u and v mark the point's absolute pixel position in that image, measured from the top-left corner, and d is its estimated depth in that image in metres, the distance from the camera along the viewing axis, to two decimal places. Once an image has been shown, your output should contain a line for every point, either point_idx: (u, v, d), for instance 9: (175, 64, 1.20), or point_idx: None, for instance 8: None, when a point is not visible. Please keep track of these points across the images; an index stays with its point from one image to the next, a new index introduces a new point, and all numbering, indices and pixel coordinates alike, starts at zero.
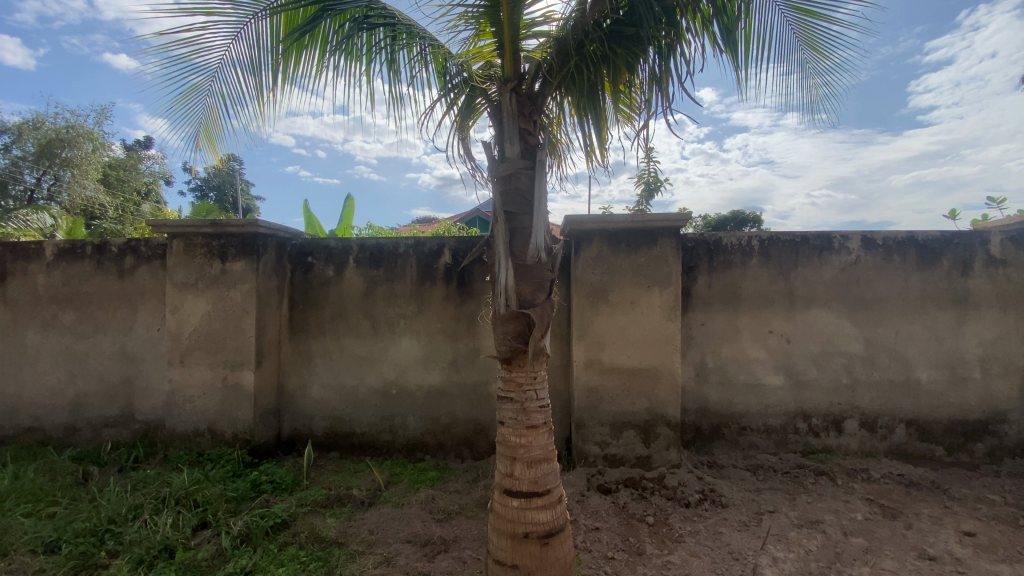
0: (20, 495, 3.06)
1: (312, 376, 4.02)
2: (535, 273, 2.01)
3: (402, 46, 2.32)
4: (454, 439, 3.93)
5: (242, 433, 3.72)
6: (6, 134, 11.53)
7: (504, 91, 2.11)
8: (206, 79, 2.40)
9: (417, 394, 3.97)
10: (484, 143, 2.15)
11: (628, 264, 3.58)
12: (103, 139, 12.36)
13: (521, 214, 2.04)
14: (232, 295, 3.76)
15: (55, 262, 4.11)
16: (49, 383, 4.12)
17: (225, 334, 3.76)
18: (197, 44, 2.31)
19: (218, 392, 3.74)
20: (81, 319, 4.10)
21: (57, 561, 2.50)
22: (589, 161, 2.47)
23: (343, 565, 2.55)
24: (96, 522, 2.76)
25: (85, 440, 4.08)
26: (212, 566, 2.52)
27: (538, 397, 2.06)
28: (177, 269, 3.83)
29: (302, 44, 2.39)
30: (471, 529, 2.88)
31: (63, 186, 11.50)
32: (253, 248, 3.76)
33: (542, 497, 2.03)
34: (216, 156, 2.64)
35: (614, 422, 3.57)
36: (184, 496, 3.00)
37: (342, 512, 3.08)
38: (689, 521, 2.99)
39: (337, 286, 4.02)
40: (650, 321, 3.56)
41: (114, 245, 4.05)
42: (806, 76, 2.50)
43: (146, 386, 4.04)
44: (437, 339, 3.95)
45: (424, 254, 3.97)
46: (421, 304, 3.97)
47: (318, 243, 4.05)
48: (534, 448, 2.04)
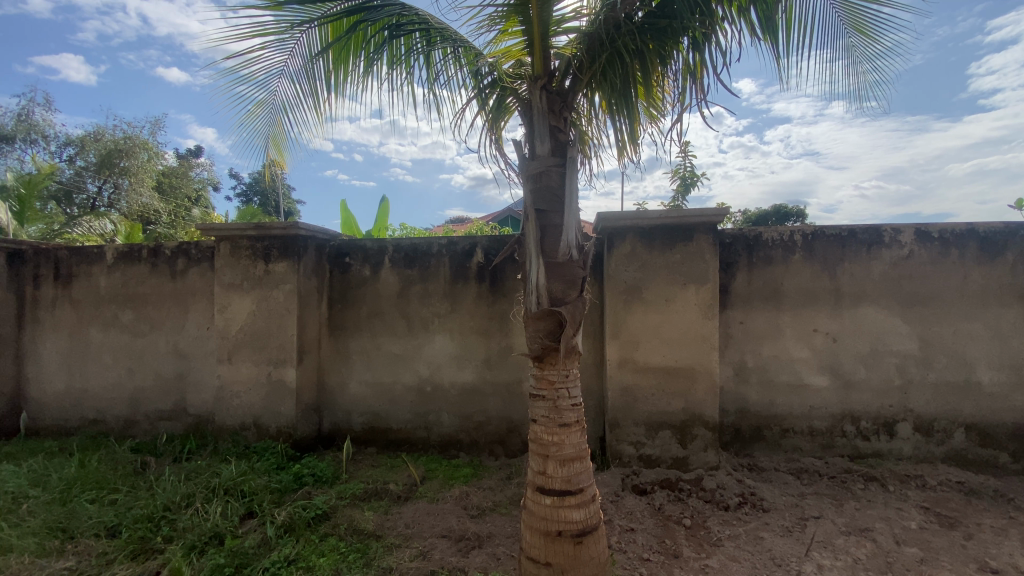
0: (85, 482, 3.27)
1: (351, 373, 4.14)
2: (566, 271, 1.99)
3: (436, 50, 2.35)
4: (487, 436, 3.97)
5: (285, 427, 3.87)
6: (70, 146, 12.40)
7: (534, 89, 2.09)
8: (266, 94, 2.54)
9: (451, 392, 4.02)
10: (515, 142, 2.15)
11: (662, 261, 3.51)
12: (156, 148, 13.12)
13: (551, 212, 2.02)
14: (275, 295, 3.92)
15: (115, 265, 4.38)
16: (111, 378, 4.40)
17: (269, 332, 3.91)
18: (256, 63, 2.43)
19: (263, 387, 3.91)
20: (138, 318, 4.36)
21: (119, 543, 2.67)
22: (619, 158, 2.47)
23: (380, 557, 2.62)
24: (153, 509, 2.92)
25: (142, 432, 4.34)
26: (258, 553, 2.63)
27: (570, 395, 2.04)
28: (224, 270, 4.02)
29: (349, 53, 2.46)
30: (504, 526, 2.90)
31: (121, 195, 12.27)
32: (294, 249, 3.91)
33: (575, 496, 2.01)
34: (284, 162, 2.82)
35: (649, 422, 3.52)
36: (232, 486, 3.15)
37: (379, 505, 3.16)
38: (728, 525, 2.91)
39: (373, 285, 4.12)
40: (686, 319, 3.49)
41: (167, 248, 4.29)
42: (854, 62, 2.38)
43: (196, 381, 4.26)
44: (470, 338, 3.99)
45: (457, 254, 4.01)
46: (454, 303, 4.02)
47: (355, 244, 4.17)
48: (566, 446, 2.02)
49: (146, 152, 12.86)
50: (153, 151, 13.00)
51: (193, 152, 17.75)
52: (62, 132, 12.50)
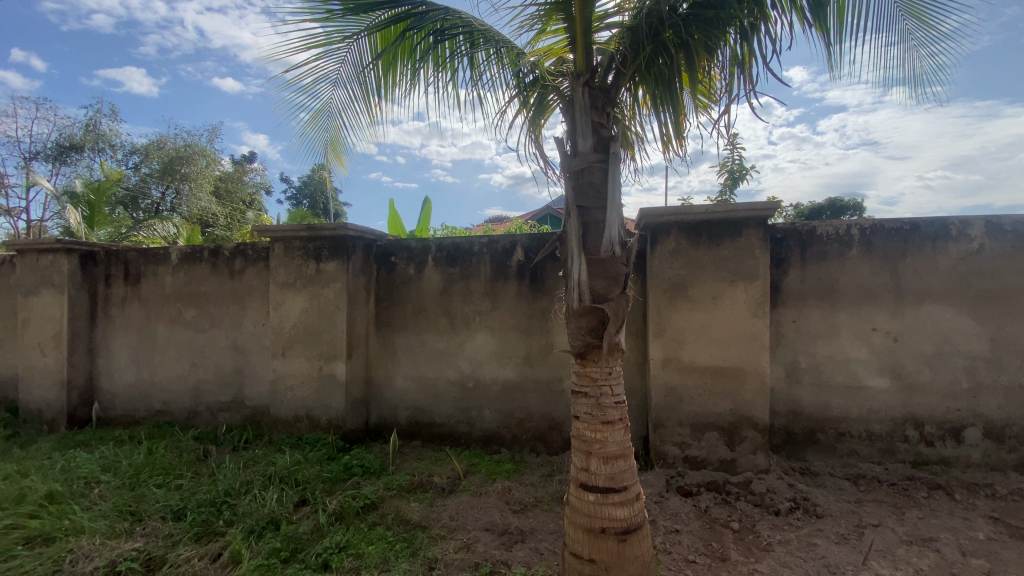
0: (153, 468, 3.51)
1: (396, 368, 4.26)
2: (609, 268, 1.95)
3: (480, 51, 2.37)
4: (528, 433, 3.99)
5: (335, 419, 4.04)
6: (136, 155, 13.29)
7: (576, 86, 2.05)
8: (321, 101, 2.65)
9: (492, 388, 4.06)
10: (556, 139, 2.13)
11: (709, 257, 3.42)
12: (213, 155, 13.90)
13: (594, 209, 1.99)
14: (326, 293, 4.08)
15: (179, 265, 4.68)
16: (176, 371, 4.70)
17: (320, 328, 4.09)
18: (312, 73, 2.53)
19: (314, 381, 4.08)
20: (200, 315, 4.64)
21: (185, 526, 2.82)
22: (665, 152, 2.44)
23: (426, 547, 2.69)
24: (215, 495, 3.10)
25: (204, 422, 4.61)
26: (312, 539, 2.75)
27: (614, 393, 2.01)
28: (279, 270, 4.22)
29: (398, 59, 2.53)
30: (547, 522, 2.92)
31: (182, 199, 13.09)
32: (343, 249, 4.06)
33: (619, 494, 1.99)
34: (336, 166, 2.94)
35: (695, 422, 3.44)
36: (287, 475, 3.31)
37: (424, 497, 3.25)
38: (779, 530, 2.82)
39: (417, 284, 4.22)
40: (734, 317, 3.39)
41: (226, 249, 4.54)
42: (910, 48, 2.24)
43: (253, 375, 4.50)
44: (511, 335, 4.03)
45: (498, 252, 4.05)
46: (496, 300, 4.06)
47: (399, 244, 4.28)
48: (610, 443, 2.00)
49: (204, 158, 13.64)
50: (210, 158, 13.78)
51: (247, 158, 18.71)
52: (129, 142, 13.44)
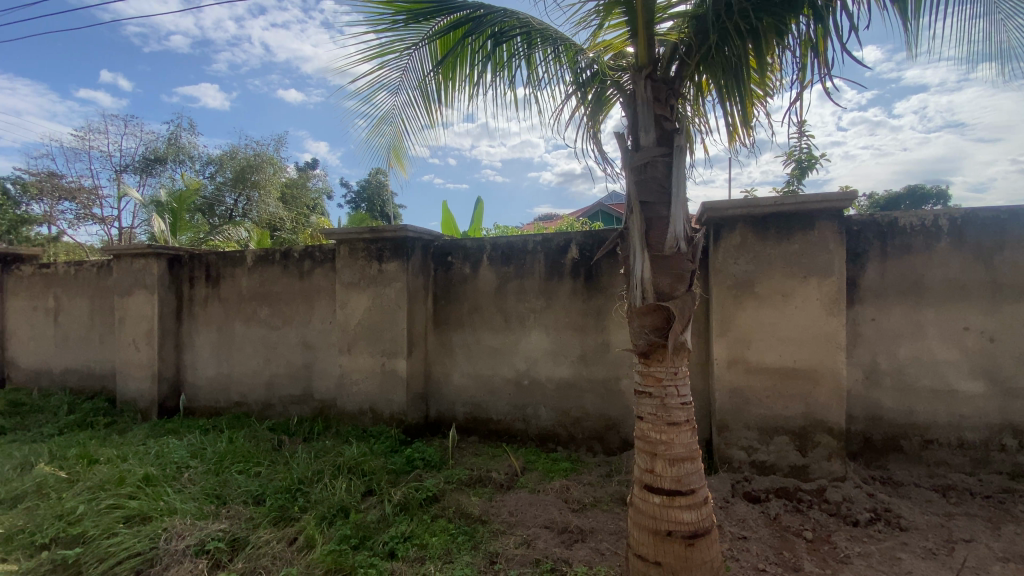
0: (234, 455, 3.77)
1: (454, 365, 4.35)
2: (674, 264, 1.90)
3: (538, 51, 2.40)
4: (585, 432, 3.96)
5: (397, 414, 4.19)
6: (212, 165, 14.34)
7: (638, 80, 2.01)
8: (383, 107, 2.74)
9: (548, 386, 4.06)
10: (617, 135, 2.08)
11: (777, 253, 3.26)
12: (280, 163, 14.76)
13: (657, 204, 1.93)
14: (387, 293, 4.23)
15: (254, 267, 5.00)
16: (252, 366, 5.03)
17: (382, 326, 4.25)
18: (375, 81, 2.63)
19: (378, 376, 4.25)
20: (273, 314, 4.94)
21: (264, 510, 3.01)
22: (731, 141, 2.39)
23: (487, 541, 2.74)
24: (289, 482, 3.30)
25: (277, 413, 4.92)
26: (379, 528, 2.87)
27: (680, 394, 1.95)
28: (344, 270, 4.42)
29: (458, 64, 2.56)
30: (607, 522, 2.89)
31: (253, 205, 14.00)
32: (403, 250, 4.20)
33: (686, 497, 1.94)
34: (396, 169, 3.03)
35: (763, 425, 3.29)
36: (354, 466, 3.46)
37: (484, 492, 3.31)
38: (857, 541, 2.64)
39: (473, 282, 4.29)
40: (806, 315, 3.21)
41: (295, 251, 4.81)
42: (996, 22, 2.04)
43: (321, 370, 4.74)
44: (566, 333, 4.01)
45: (552, 250, 4.04)
46: (551, 298, 4.05)
47: (456, 244, 4.37)
48: (676, 445, 1.95)
49: (271, 166, 14.50)
50: (277, 166, 14.63)
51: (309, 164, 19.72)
52: (206, 154, 14.52)
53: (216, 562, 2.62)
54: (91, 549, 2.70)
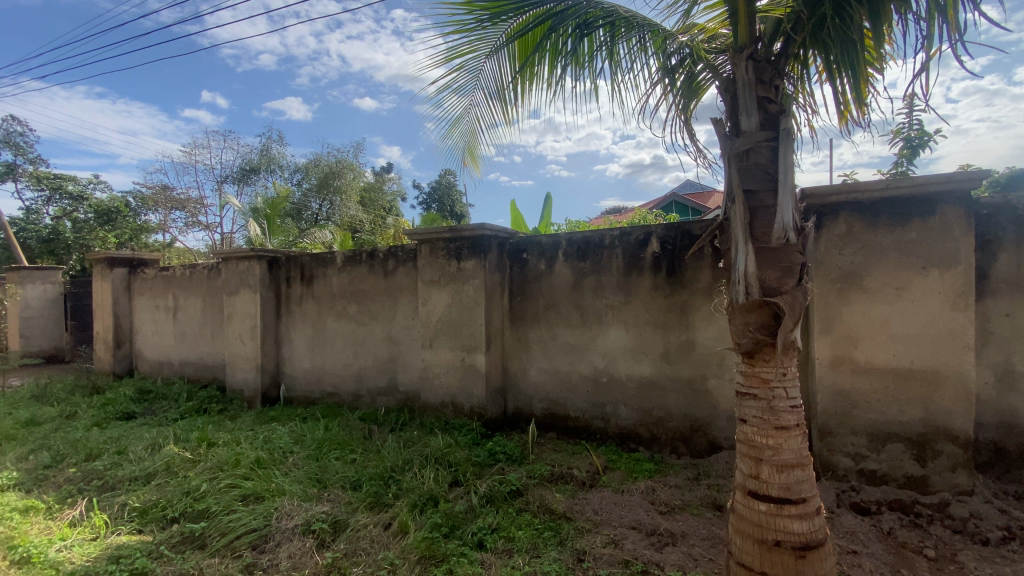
0: (332, 443, 4.04)
1: (531, 361, 4.37)
2: (781, 257, 1.78)
3: (621, 41, 2.34)
4: (668, 433, 3.83)
5: (477, 408, 4.29)
6: (299, 173, 15.44)
7: (738, 61, 1.88)
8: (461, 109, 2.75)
9: (628, 384, 3.97)
10: (715, 120, 1.97)
11: (889, 242, 2.95)
12: (359, 168, 15.60)
13: (762, 193, 1.82)
14: (466, 289, 4.33)
15: (342, 267, 5.32)
16: (342, 359, 5.36)
17: (462, 322, 4.36)
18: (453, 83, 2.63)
19: (458, 371, 4.38)
20: (360, 310, 5.22)
21: (360, 495, 3.19)
22: (841, 120, 2.28)
23: (573, 538, 2.73)
24: (382, 470, 3.47)
25: (365, 404, 5.21)
26: (467, 518, 2.95)
27: (788, 396, 1.83)
28: (425, 268, 4.58)
29: (537, 64, 2.50)
30: (698, 527, 2.78)
31: (335, 209, 14.95)
32: (481, 248, 4.27)
33: (796, 506, 1.81)
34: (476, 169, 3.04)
35: (872, 431, 3.01)
36: (441, 457, 3.59)
37: (566, 489, 3.30)
38: (991, 564, 2.35)
39: (549, 279, 4.28)
40: (924, 311, 2.89)
41: (380, 251, 5.06)
42: None
43: (404, 363, 4.96)
44: (647, 330, 3.89)
45: (630, 244, 3.93)
46: (630, 294, 3.95)
47: (531, 240, 4.37)
48: (784, 451, 1.82)
49: (351, 171, 15.37)
50: (356, 171, 15.48)
51: (385, 168, 20.70)
52: (294, 163, 15.66)
53: (320, 541, 2.81)
54: (213, 524, 3.00)
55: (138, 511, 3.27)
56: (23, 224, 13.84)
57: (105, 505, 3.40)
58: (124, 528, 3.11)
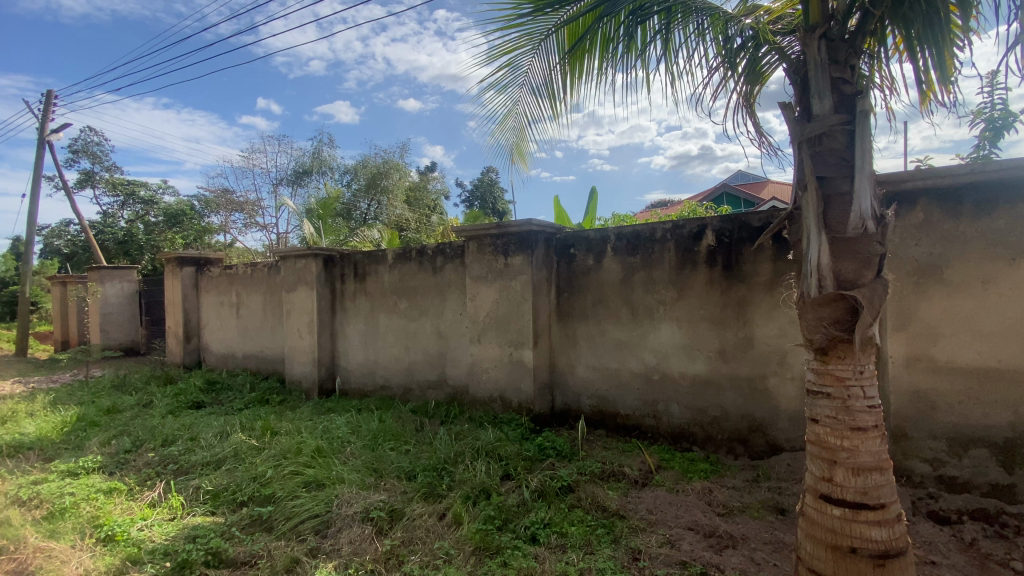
0: (386, 434, 4.16)
1: (579, 357, 4.33)
2: (859, 247, 1.67)
3: (677, 28, 2.28)
4: (725, 433, 3.70)
5: (525, 403, 4.30)
6: (349, 174, 15.96)
7: (809, 41, 1.79)
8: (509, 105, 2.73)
9: (681, 382, 3.87)
10: (783, 105, 1.88)
11: (974, 231, 2.72)
12: (405, 168, 15.97)
13: (838, 179, 1.72)
14: (514, 285, 4.34)
15: (393, 264, 5.46)
16: (393, 353, 5.51)
17: (509, 318, 4.37)
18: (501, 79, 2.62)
19: (506, 366, 4.40)
20: (410, 306, 5.35)
21: (415, 485, 3.27)
22: (923, 99, 2.14)
23: (627, 537, 2.69)
24: (435, 461, 3.54)
25: (415, 397, 5.33)
26: (520, 512, 2.96)
27: (866, 395, 1.72)
28: (473, 265, 4.62)
29: (587, 55, 2.46)
30: (759, 531, 2.67)
31: (382, 209, 15.37)
32: (528, 244, 4.27)
33: (874, 512, 1.71)
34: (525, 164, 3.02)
35: (953, 436, 2.79)
36: (492, 450, 3.63)
37: (618, 486, 3.25)
38: None
39: (597, 274, 4.22)
40: (1014, 305, 2.65)
41: (429, 248, 5.15)
42: None
43: (453, 358, 5.03)
44: (701, 327, 3.77)
45: (683, 238, 3.81)
46: (683, 289, 3.84)
47: (579, 235, 4.31)
48: (861, 453, 1.72)
49: (397, 172, 15.74)
50: (402, 171, 15.84)
51: (429, 168, 21.08)
52: (343, 165, 16.22)
53: (378, 528, 2.90)
54: (279, 508, 3.16)
55: (210, 494, 3.49)
56: (103, 227, 15.02)
57: (180, 488, 3.65)
58: (198, 509, 3.33)
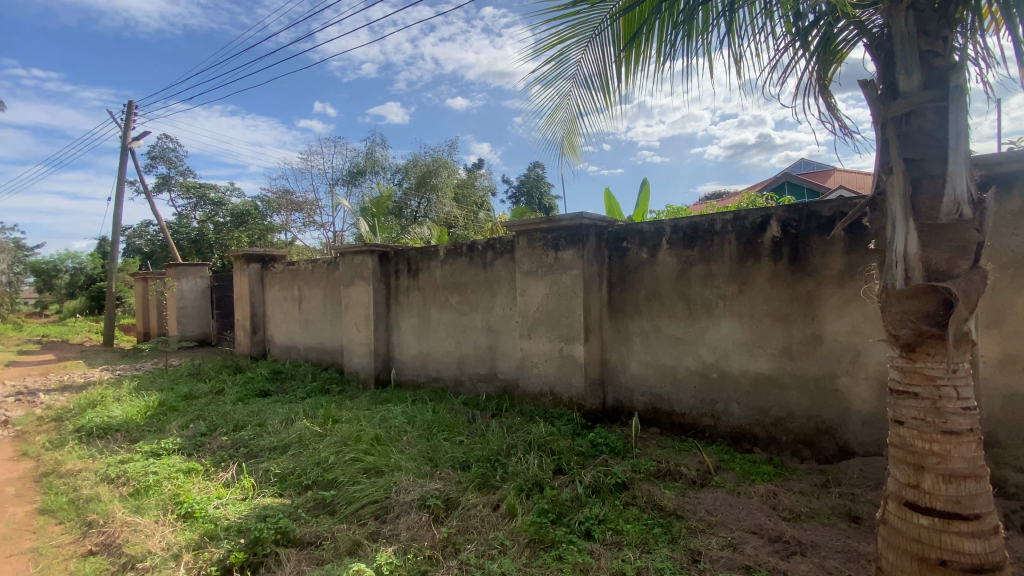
0: (439, 425, 4.25)
1: (632, 353, 4.25)
2: (953, 235, 1.53)
3: (743, 8, 2.15)
4: (789, 435, 3.52)
5: (576, 398, 4.27)
6: (400, 173, 16.35)
7: (896, 12, 1.65)
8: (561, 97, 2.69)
9: (741, 381, 3.71)
10: (864, 83, 1.75)
11: None
12: (453, 165, 16.18)
13: (928, 161, 1.58)
14: (565, 280, 4.31)
15: (444, 259, 5.56)
16: (444, 347, 5.61)
17: (560, 313, 4.35)
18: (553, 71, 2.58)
19: (557, 361, 4.38)
20: (461, 301, 5.43)
21: (469, 476, 3.32)
22: None
23: (686, 537, 2.61)
24: (488, 453, 3.58)
25: (466, 390, 5.42)
26: (573, 507, 2.95)
27: (959, 396, 1.58)
28: (523, 259, 4.62)
29: (643, 43, 2.38)
30: (830, 538, 2.52)
31: (432, 206, 15.66)
32: (579, 238, 4.22)
33: (967, 522, 1.58)
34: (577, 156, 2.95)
35: None
36: (544, 444, 3.62)
37: (675, 485, 3.17)
38: None
39: (652, 268, 4.11)
40: None
41: (479, 244, 5.20)
42: None
43: (503, 352, 5.07)
44: (764, 323, 3.60)
45: (745, 229, 3.65)
46: (743, 284, 3.68)
47: (632, 228, 4.22)
48: (952, 459, 1.59)
49: (447, 169, 15.97)
50: (451, 168, 16.06)
51: (477, 165, 21.26)
52: (394, 164, 16.64)
53: (434, 516, 2.97)
54: (341, 492, 3.30)
55: (278, 477, 3.70)
56: (178, 227, 16.20)
57: (250, 470, 3.89)
58: (267, 491, 3.53)
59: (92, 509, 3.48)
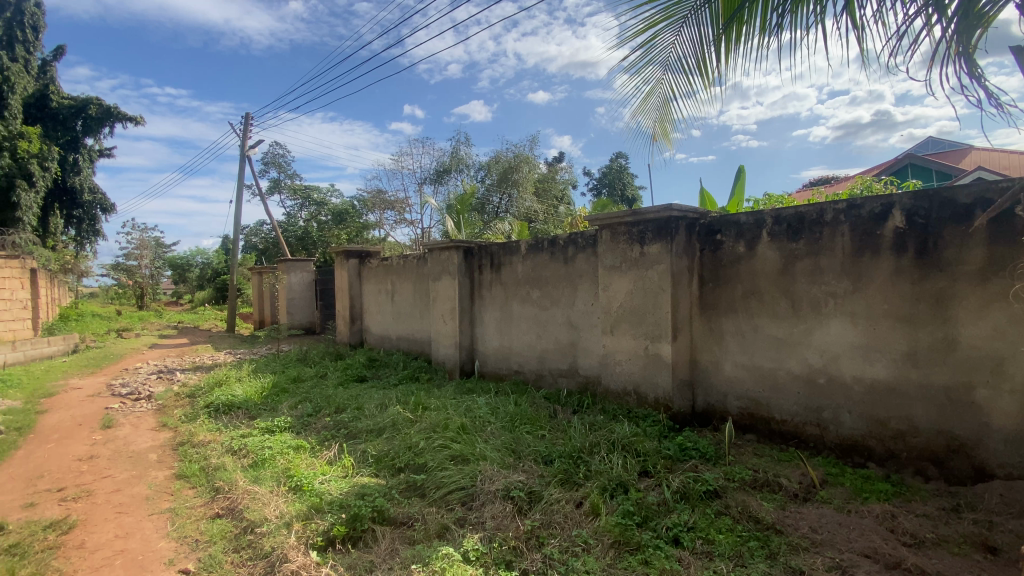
0: (523, 418, 4.31)
1: (725, 354, 4.01)
2: None
3: None
4: (912, 451, 3.14)
5: (663, 398, 4.12)
6: (483, 170, 16.70)
7: None
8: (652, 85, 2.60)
9: (854, 388, 3.36)
10: (1017, 48, 1.51)
11: None
12: (535, 160, 16.22)
13: None
14: (651, 275, 4.16)
15: (526, 254, 5.60)
16: (526, 341, 5.67)
17: (646, 309, 4.20)
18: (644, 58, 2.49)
19: (642, 359, 4.25)
20: (542, 295, 5.44)
21: (552, 470, 3.34)
22: None
23: (786, 555, 2.43)
24: (570, 449, 3.57)
25: (547, 385, 5.44)
26: (660, 511, 2.86)
27: None
28: (606, 254, 4.53)
29: (744, 20, 2.21)
30: (962, 571, 2.22)
31: (513, 202, 15.86)
32: (667, 231, 4.05)
33: None
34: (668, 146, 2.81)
35: None
36: (629, 444, 3.54)
37: (774, 498, 2.95)
38: None
39: (749, 263, 3.84)
40: None
41: (561, 238, 5.18)
42: None
43: (586, 348, 5.01)
44: (882, 324, 3.23)
45: (861, 220, 3.28)
46: (858, 280, 3.32)
47: (727, 220, 3.96)
48: None
49: (528, 165, 16.05)
50: (532, 163, 16.12)
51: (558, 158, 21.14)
52: (477, 162, 17.03)
53: (518, 507, 3.03)
54: (431, 477, 3.47)
55: (374, 458, 3.97)
56: (286, 226, 17.88)
57: (349, 450, 4.21)
58: (364, 470, 3.81)
59: (219, 477, 3.97)
